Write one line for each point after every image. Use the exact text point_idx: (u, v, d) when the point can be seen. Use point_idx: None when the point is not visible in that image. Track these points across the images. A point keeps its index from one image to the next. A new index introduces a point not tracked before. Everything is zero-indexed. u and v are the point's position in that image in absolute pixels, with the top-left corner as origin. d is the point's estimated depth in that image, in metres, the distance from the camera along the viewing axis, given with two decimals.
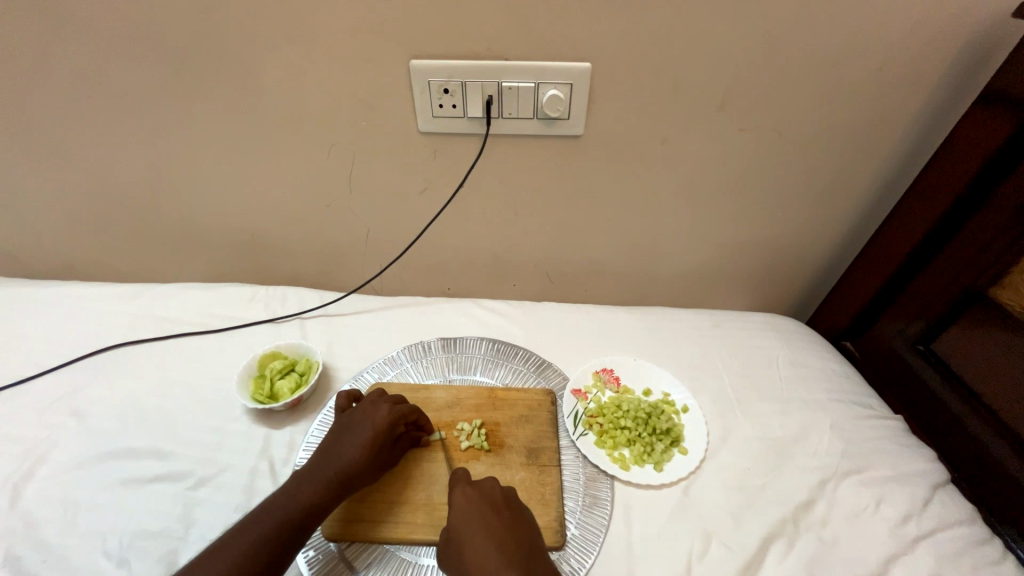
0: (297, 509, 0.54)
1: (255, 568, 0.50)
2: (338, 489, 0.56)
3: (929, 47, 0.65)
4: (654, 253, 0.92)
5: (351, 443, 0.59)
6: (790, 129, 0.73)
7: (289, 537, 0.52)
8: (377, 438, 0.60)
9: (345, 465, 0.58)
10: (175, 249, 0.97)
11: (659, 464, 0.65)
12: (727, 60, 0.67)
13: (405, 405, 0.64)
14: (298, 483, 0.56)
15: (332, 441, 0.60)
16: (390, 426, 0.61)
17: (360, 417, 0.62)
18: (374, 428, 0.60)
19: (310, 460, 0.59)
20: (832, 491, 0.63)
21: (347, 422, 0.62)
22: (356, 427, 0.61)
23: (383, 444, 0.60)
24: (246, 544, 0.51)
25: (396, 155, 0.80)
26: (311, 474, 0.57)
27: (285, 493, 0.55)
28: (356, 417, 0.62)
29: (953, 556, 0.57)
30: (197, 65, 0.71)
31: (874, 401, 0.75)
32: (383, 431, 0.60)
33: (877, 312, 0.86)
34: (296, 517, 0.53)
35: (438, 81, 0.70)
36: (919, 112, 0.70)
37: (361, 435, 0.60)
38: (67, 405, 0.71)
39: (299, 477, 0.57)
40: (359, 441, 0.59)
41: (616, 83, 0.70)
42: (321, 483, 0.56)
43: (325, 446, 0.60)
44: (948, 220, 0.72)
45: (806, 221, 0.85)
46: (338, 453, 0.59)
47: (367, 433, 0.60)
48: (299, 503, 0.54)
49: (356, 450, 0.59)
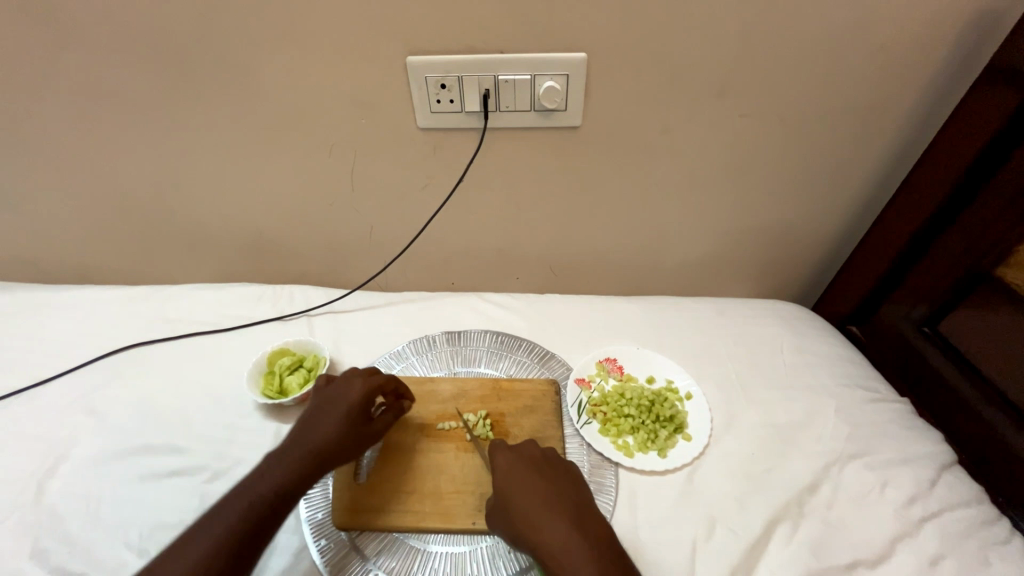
0: (274, 479, 0.55)
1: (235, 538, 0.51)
2: (313, 463, 0.57)
3: (931, 25, 0.64)
4: (656, 242, 0.92)
5: (326, 420, 0.60)
6: (789, 113, 0.73)
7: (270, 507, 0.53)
8: (351, 409, 0.61)
9: (320, 436, 0.59)
10: (184, 250, 0.99)
11: (663, 451, 0.66)
12: (725, 44, 0.66)
13: (380, 377, 0.66)
14: (273, 460, 0.57)
15: (306, 420, 0.61)
16: (367, 396, 0.62)
17: (337, 392, 0.63)
18: (348, 400, 0.62)
19: (287, 435, 0.60)
20: (837, 475, 0.63)
21: (322, 401, 0.63)
22: (331, 406, 0.62)
23: (360, 415, 0.61)
24: (223, 522, 0.51)
25: (397, 153, 0.80)
26: (290, 446, 0.59)
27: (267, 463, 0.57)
28: (332, 394, 0.63)
29: (959, 536, 0.57)
30: (199, 68, 0.72)
31: (879, 384, 0.75)
32: (357, 403, 0.62)
33: (883, 296, 0.85)
34: (275, 491, 0.54)
35: (435, 77, 0.70)
36: (920, 92, 0.70)
37: (336, 407, 0.61)
38: (86, 404, 0.73)
39: (275, 456, 0.58)
40: (334, 417, 0.60)
41: (613, 72, 0.70)
42: (298, 452, 0.57)
43: (300, 425, 0.61)
44: (952, 200, 0.71)
45: (809, 205, 0.84)
46: (313, 427, 0.60)
47: (343, 411, 0.61)
48: (279, 472, 0.56)
49: (333, 420, 0.60)
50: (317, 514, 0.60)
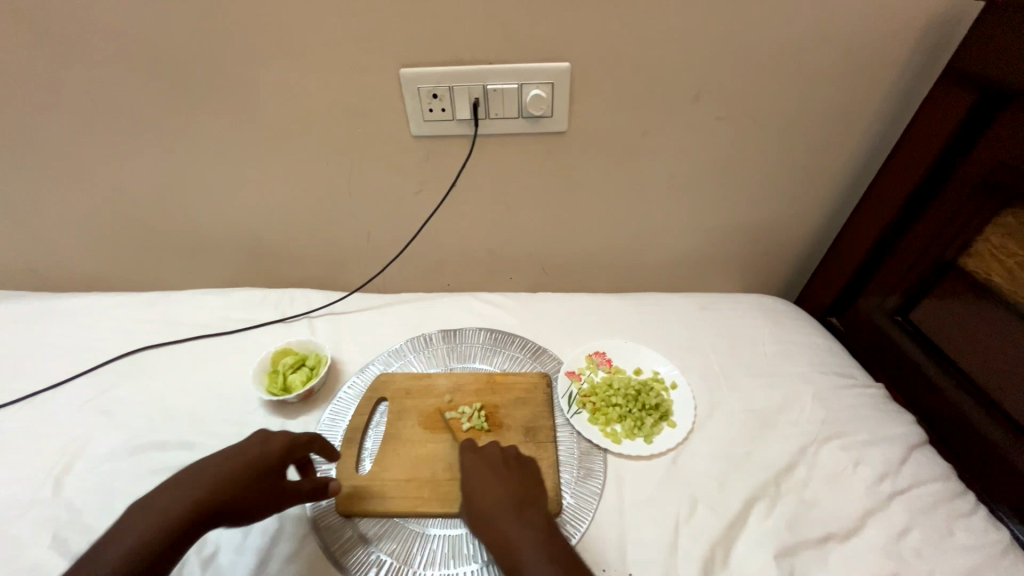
0: (152, 531, 0.50)
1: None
2: (202, 517, 0.52)
3: (890, 31, 0.68)
4: (642, 241, 0.96)
5: (229, 467, 0.55)
6: (763, 116, 0.77)
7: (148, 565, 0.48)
8: (260, 463, 0.56)
9: (216, 483, 0.54)
10: (188, 258, 1.03)
11: (649, 437, 0.70)
12: (698, 52, 0.71)
13: (303, 435, 0.62)
14: (155, 507, 0.51)
15: (206, 465, 0.56)
16: (283, 453, 0.58)
17: (250, 440, 0.59)
18: (261, 452, 0.57)
19: (179, 472, 0.55)
20: (813, 455, 0.67)
21: (230, 450, 0.58)
22: (238, 455, 0.57)
23: (271, 471, 0.57)
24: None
25: (392, 160, 0.84)
26: (186, 484, 0.54)
27: (155, 496, 0.53)
28: (242, 445, 0.58)
29: (927, 509, 0.61)
30: (203, 84, 0.76)
31: (855, 370, 0.79)
32: (270, 458, 0.57)
33: (859, 287, 0.89)
34: (157, 543, 0.49)
35: (427, 87, 0.74)
36: (884, 94, 0.74)
37: (243, 456, 0.57)
38: (98, 405, 0.76)
39: (155, 502, 0.52)
40: (238, 467, 0.55)
41: (595, 80, 0.74)
42: (190, 497, 0.52)
43: (197, 469, 0.56)
44: (919, 194, 0.75)
45: (786, 202, 0.88)
46: (212, 475, 0.54)
47: (250, 463, 0.56)
48: (162, 520, 0.50)
49: (237, 469, 0.55)
50: (321, 501, 0.63)
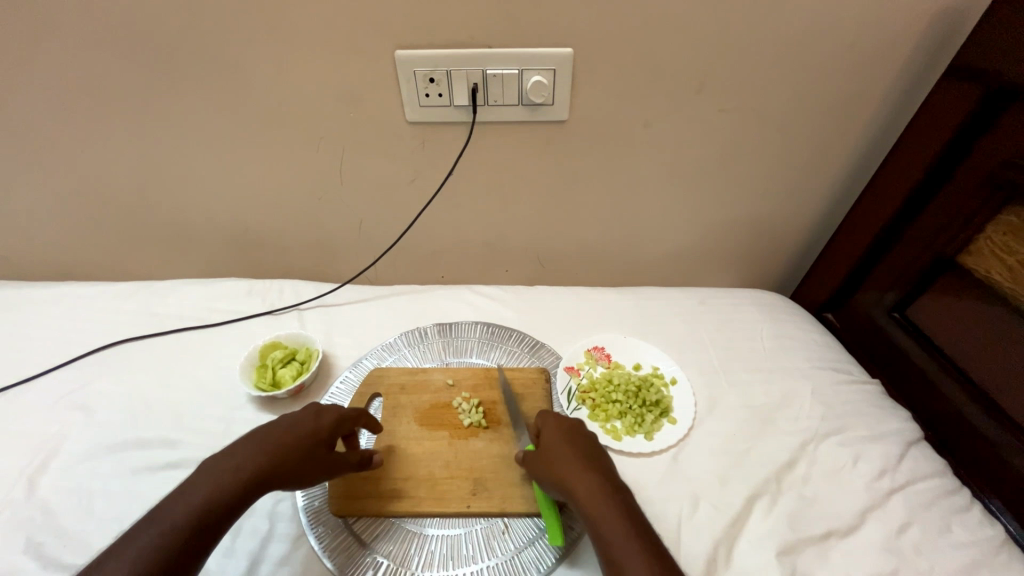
0: (219, 488, 0.49)
1: (172, 560, 0.44)
2: (265, 479, 0.52)
3: (898, 24, 0.67)
4: (641, 234, 0.95)
5: (289, 432, 0.56)
6: (767, 108, 0.76)
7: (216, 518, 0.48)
8: (317, 434, 0.57)
9: (281, 452, 0.54)
10: (169, 246, 0.98)
11: (650, 434, 0.69)
12: (705, 41, 0.69)
13: (351, 410, 0.63)
14: (216, 468, 0.51)
15: (265, 430, 0.56)
16: (336, 426, 0.59)
17: (302, 413, 0.59)
18: (315, 425, 0.58)
19: (239, 440, 0.54)
20: (813, 452, 0.66)
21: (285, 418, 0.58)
22: (296, 423, 0.57)
23: (324, 443, 0.58)
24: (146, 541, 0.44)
25: (386, 146, 0.81)
26: (246, 451, 0.53)
27: (219, 458, 0.52)
28: (297, 414, 0.59)
29: (925, 506, 0.61)
30: (184, 62, 0.72)
31: (851, 366, 0.79)
32: (325, 430, 0.58)
33: (856, 283, 0.89)
34: (221, 506, 0.48)
35: (424, 70, 0.71)
36: (889, 88, 0.73)
37: (301, 426, 0.57)
38: (75, 401, 0.73)
39: (218, 463, 0.51)
40: (298, 432, 0.56)
41: (598, 68, 0.71)
42: (255, 463, 0.52)
43: (255, 435, 0.56)
44: (920, 191, 0.75)
45: (787, 197, 0.88)
46: (274, 439, 0.55)
47: (307, 430, 0.57)
48: (232, 483, 0.50)
49: (297, 437, 0.56)
50: (314, 501, 0.61)
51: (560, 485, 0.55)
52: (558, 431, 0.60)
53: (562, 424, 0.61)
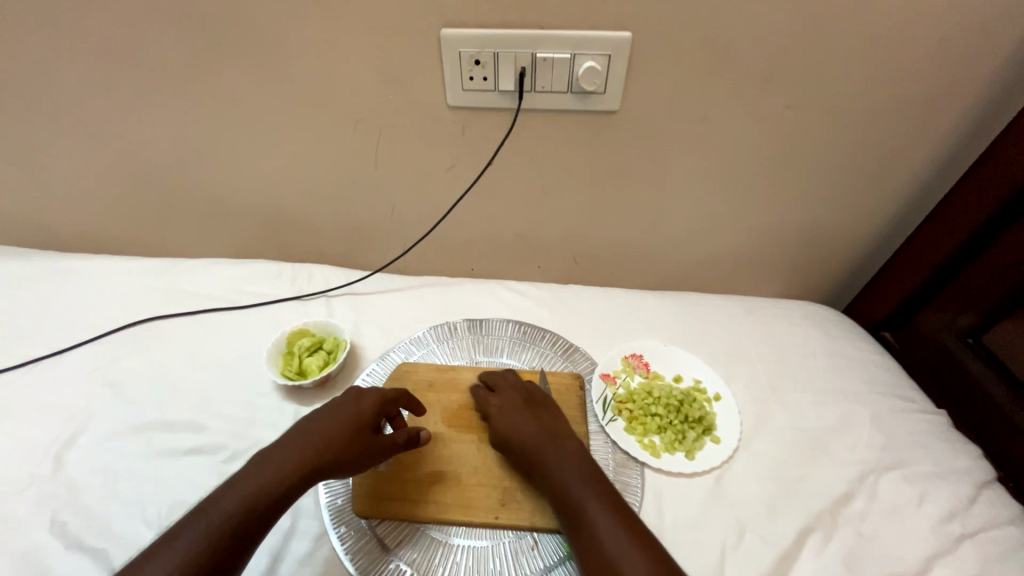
0: (264, 484, 0.48)
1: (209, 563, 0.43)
2: (308, 473, 0.50)
3: (1007, 15, 0.59)
4: (686, 236, 0.89)
5: (330, 423, 0.54)
6: (842, 105, 0.69)
7: (260, 517, 0.47)
8: (360, 419, 0.55)
9: (323, 443, 0.52)
10: (201, 224, 0.97)
11: (691, 453, 0.64)
12: (781, 28, 0.62)
13: (391, 391, 0.60)
14: (255, 466, 0.50)
15: (308, 421, 0.54)
16: (378, 410, 0.57)
17: (343, 399, 0.57)
18: (357, 409, 0.56)
19: (283, 433, 0.53)
20: (872, 486, 0.61)
21: (326, 406, 0.57)
22: (336, 411, 0.55)
23: (368, 427, 0.55)
24: (185, 544, 0.44)
25: (424, 131, 0.77)
26: (290, 443, 0.52)
27: (258, 461, 0.50)
28: (337, 402, 0.57)
29: (1001, 556, 0.55)
30: (223, 34, 0.69)
31: (915, 393, 0.72)
32: (367, 414, 0.56)
33: (923, 302, 0.81)
34: (259, 507, 0.47)
35: (469, 52, 0.67)
36: (986, 88, 0.65)
37: (342, 412, 0.55)
38: (104, 377, 0.72)
39: (256, 460, 0.50)
40: (339, 421, 0.54)
41: (658, 55, 0.66)
42: (296, 458, 0.50)
43: (297, 425, 0.54)
44: (1012, 204, 0.67)
45: (852, 204, 0.80)
46: (314, 432, 0.53)
47: (348, 417, 0.54)
48: (272, 480, 0.49)
49: (339, 426, 0.53)
50: (337, 500, 0.59)
51: (570, 511, 0.52)
52: (564, 453, 0.56)
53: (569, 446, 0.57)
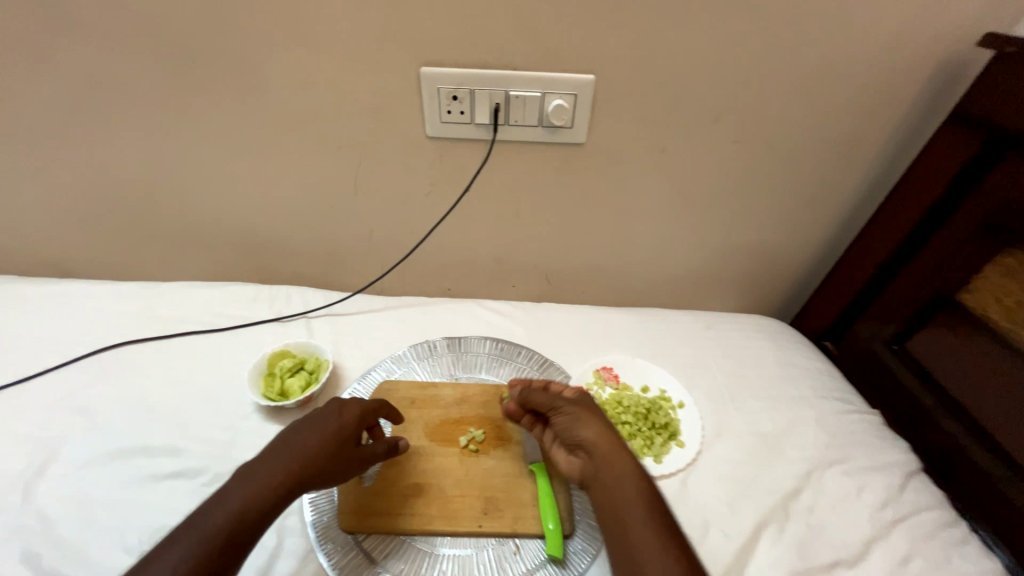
0: (251, 499, 0.48)
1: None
2: (294, 485, 0.51)
3: (903, 70, 0.70)
4: (648, 257, 0.96)
5: (314, 434, 0.55)
6: (777, 141, 0.78)
7: (250, 531, 0.48)
8: (343, 431, 0.56)
9: (309, 456, 0.53)
10: (175, 247, 0.97)
11: (659, 457, 0.69)
12: (720, 75, 0.71)
13: (371, 402, 0.62)
14: (241, 480, 0.50)
15: (289, 434, 0.55)
16: (359, 421, 0.58)
17: (325, 411, 0.58)
18: (340, 422, 0.57)
19: (266, 447, 0.54)
20: (819, 480, 0.68)
21: (307, 418, 0.57)
22: (318, 423, 0.56)
23: (351, 439, 0.57)
24: (174, 560, 0.44)
25: (404, 159, 0.82)
26: (274, 458, 0.52)
27: (244, 472, 0.51)
28: (319, 414, 0.58)
29: (927, 537, 0.63)
30: (211, 65, 0.72)
31: (852, 396, 0.81)
32: (350, 427, 0.57)
33: (856, 314, 0.91)
34: (249, 520, 0.48)
35: (448, 88, 0.72)
36: (894, 129, 0.77)
37: (324, 426, 0.56)
38: (75, 404, 0.71)
39: (242, 474, 0.51)
40: (323, 433, 0.55)
41: (618, 95, 0.74)
42: (283, 471, 0.51)
43: (280, 438, 0.55)
44: (922, 228, 0.78)
45: (791, 227, 0.90)
46: (298, 444, 0.53)
47: (331, 429, 0.56)
48: (261, 493, 0.49)
49: (323, 438, 0.55)
50: (323, 517, 0.60)
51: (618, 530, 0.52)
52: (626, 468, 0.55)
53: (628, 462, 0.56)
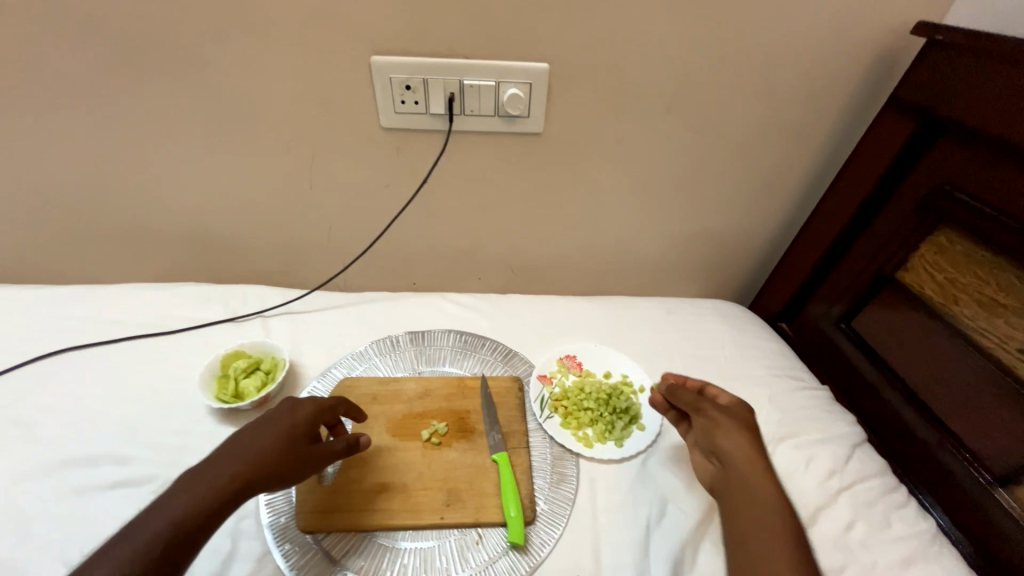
0: (194, 504, 0.47)
1: None
2: (242, 488, 0.50)
3: (845, 58, 0.73)
4: (611, 246, 0.98)
5: (264, 435, 0.53)
6: (729, 129, 0.80)
7: (192, 536, 0.46)
8: (294, 431, 0.55)
9: (258, 457, 0.52)
10: (120, 246, 0.93)
11: (620, 441, 0.70)
12: (672, 64, 0.72)
13: (328, 400, 0.60)
14: (184, 485, 0.49)
15: (238, 437, 0.54)
16: (313, 420, 0.57)
17: (276, 411, 0.57)
18: (291, 423, 0.55)
19: (213, 451, 0.52)
20: (770, 454, 0.70)
21: (258, 420, 0.56)
22: (269, 424, 0.55)
23: (304, 439, 0.55)
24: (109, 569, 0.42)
25: (359, 151, 0.80)
26: (219, 461, 0.51)
27: (188, 477, 0.49)
28: (270, 415, 0.56)
29: (869, 503, 0.66)
30: (144, 55, 0.68)
31: (805, 373, 0.84)
32: (302, 427, 0.56)
33: (808, 295, 0.95)
34: (190, 525, 0.46)
35: (400, 77, 0.71)
36: (839, 116, 0.79)
37: (275, 428, 0.55)
38: (9, 416, 0.67)
39: (185, 479, 0.49)
40: (273, 434, 0.54)
41: (573, 84, 0.74)
42: (229, 474, 0.50)
43: (228, 441, 0.53)
44: (865, 210, 0.81)
45: (745, 213, 0.93)
46: (245, 447, 0.52)
47: (282, 430, 0.54)
48: (204, 497, 0.48)
49: (273, 439, 0.53)
50: (280, 518, 0.59)
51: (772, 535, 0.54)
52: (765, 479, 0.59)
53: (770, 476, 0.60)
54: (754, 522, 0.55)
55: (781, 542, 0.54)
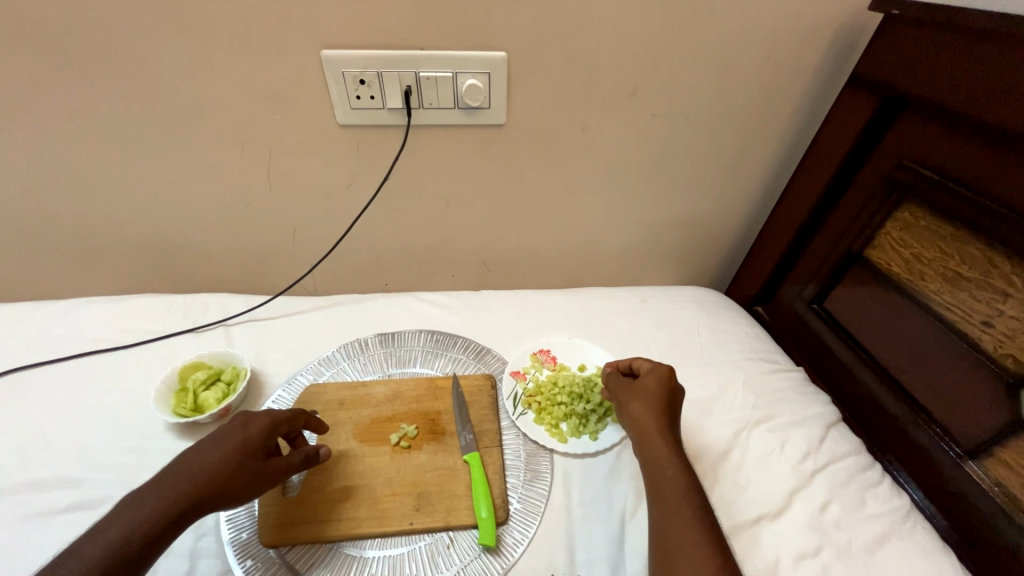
0: (137, 526, 0.45)
1: None
2: (188, 506, 0.48)
3: (806, 37, 0.72)
4: (583, 237, 0.96)
5: (214, 451, 0.51)
6: (694, 113, 0.79)
7: (135, 559, 0.44)
8: (247, 446, 0.53)
9: (206, 474, 0.50)
10: (75, 260, 0.89)
11: (594, 434, 0.69)
12: (633, 48, 0.71)
13: (285, 412, 0.59)
14: (128, 507, 0.46)
15: (188, 454, 0.51)
16: (268, 433, 0.55)
17: (229, 426, 0.54)
18: (244, 436, 0.53)
19: (160, 470, 0.50)
20: (745, 440, 0.70)
21: (209, 435, 0.54)
22: (220, 439, 0.53)
23: (258, 453, 0.53)
24: None
25: (317, 150, 0.77)
26: (165, 481, 0.49)
27: (132, 499, 0.47)
28: (222, 430, 0.54)
29: (842, 482, 0.66)
30: (79, 57, 0.64)
31: (779, 356, 0.84)
32: (255, 440, 0.54)
33: (782, 278, 0.94)
34: (132, 548, 0.44)
35: (353, 72, 0.68)
36: (803, 96, 0.79)
37: (225, 443, 0.52)
38: None
39: (128, 500, 0.47)
40: (225, 449, 0.52)
41: (533, 72, 0.72)
42: (174, 493, 0.48)
43: (178, 458, 0.51)
44: (831, 190, 0.81)
45: (716, 198, 0.92)
46: (194, 464, 0.50)
47: (234, 445, 0.52)
48: (148, 519, 0.46)
49: (224, 454, 0.51)
50: (242, 533, 0.57)
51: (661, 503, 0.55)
52: (665, 447, 0.59)
53: (670, 447, 0.59)
54: (683, 524, 0.52)
55: (681, 512, 0.53)
